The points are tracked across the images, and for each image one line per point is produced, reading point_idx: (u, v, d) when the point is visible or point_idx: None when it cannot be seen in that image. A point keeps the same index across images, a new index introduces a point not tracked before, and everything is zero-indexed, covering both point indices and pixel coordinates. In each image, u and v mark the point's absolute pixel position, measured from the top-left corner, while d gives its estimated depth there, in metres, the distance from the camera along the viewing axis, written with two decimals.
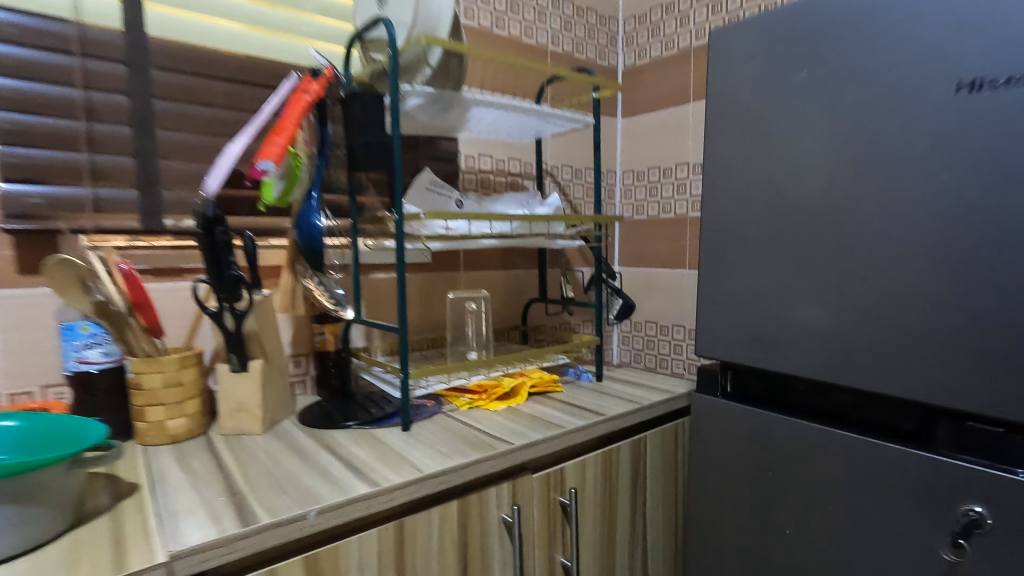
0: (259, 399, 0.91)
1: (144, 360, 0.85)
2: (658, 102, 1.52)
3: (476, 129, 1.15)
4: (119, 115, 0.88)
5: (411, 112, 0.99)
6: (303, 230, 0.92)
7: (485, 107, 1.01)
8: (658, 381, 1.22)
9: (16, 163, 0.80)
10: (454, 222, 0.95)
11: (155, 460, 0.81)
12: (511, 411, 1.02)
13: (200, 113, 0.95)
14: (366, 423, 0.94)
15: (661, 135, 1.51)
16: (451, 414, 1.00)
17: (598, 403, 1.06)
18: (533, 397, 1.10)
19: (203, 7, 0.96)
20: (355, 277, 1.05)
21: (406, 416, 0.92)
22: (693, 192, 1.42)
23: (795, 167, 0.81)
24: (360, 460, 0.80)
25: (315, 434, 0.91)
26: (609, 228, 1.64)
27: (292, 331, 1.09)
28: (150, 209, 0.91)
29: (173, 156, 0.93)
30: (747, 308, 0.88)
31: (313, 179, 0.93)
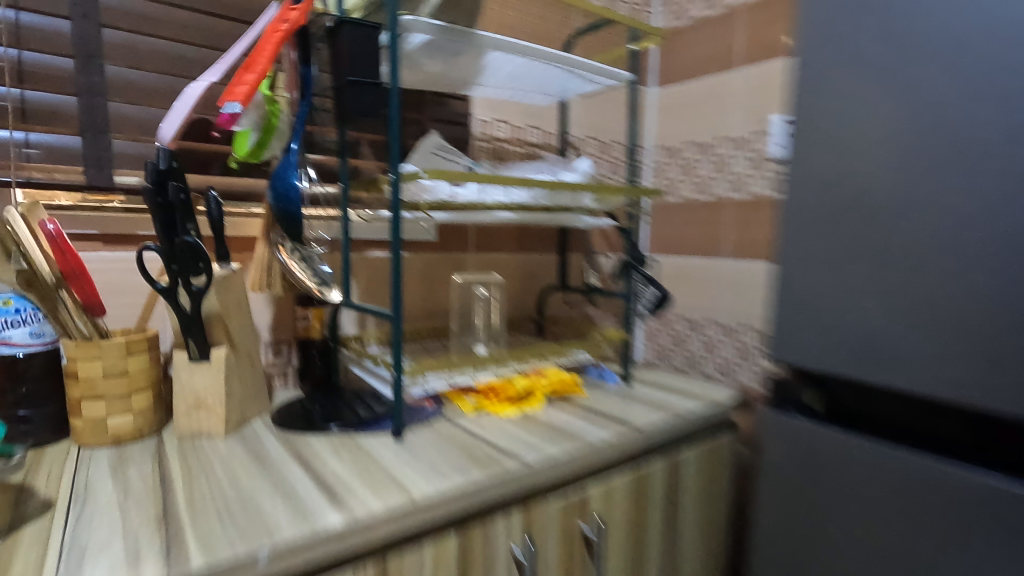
0: (221, 394, 0.75)
1: (79, 344, 0.69)
2: (696, 69, 1.33)
3: (492, 83, 0.98)
4: (57, 44, 0.72)
5: (415, 54, 0.82)
6: (279, 192, 0.76)
7: (504, 52, 0.83)
8: (696, 385, 1.05)
9: None
10: (462, 187, 0.77)
11: (89, 467, 0.66)
12: (524, 417, 0.86)
13: (159, 49, 0.79)
14: (351, 427, 0.78)
15: (699, 106, 1.32)
16: (453, 418, 0.84)
17: (627, 410, 0.90)
18: (550, 400, 0.93)
19: None
20: (344, 252, 0.89)
21: (399, 421, 0.76)
22: (736, 171, 1.24)
23: (844, 140, 0.62)
24: (336, 477, 0.64)
25: (288, 439, 0.76)
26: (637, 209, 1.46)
27: (271, 313, 0.93)
28: (97, 161, 0.75)
29: (126, 99, 0.77)
30: (796, 308, 0.67)
31: (293, 130, 0.76)
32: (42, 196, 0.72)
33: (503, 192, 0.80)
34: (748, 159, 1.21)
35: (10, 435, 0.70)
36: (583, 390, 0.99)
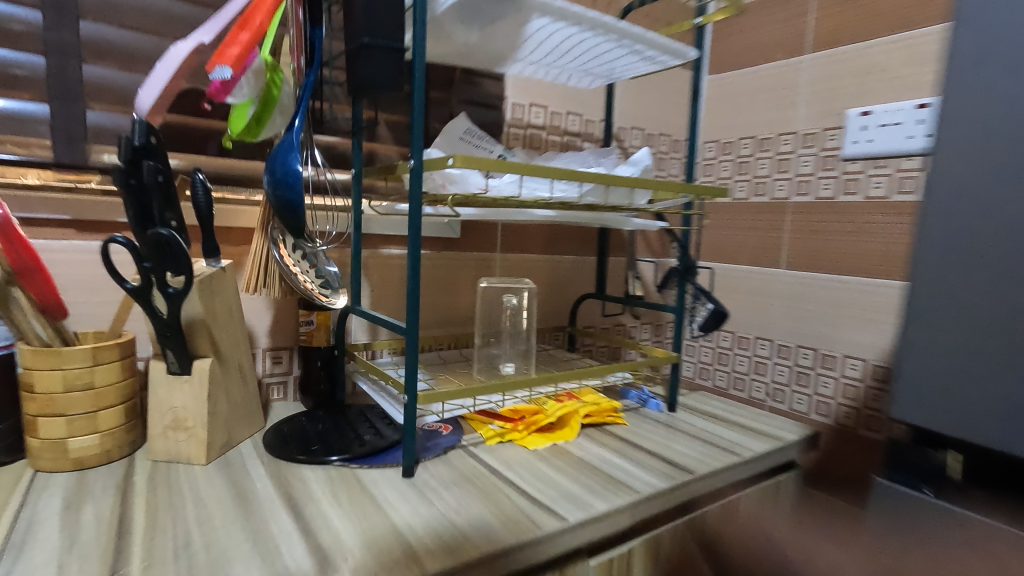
0: (203, 414, 0.64)
1: (35, 352, 0.58)
2: (754, 59, 1.12)
3: (531, 59, 0.85)
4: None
5: (444, 19, 0.69)
6: (277, 178, 0.64)
7: (551, 19, 0.70)
8: (753, 417, 0.91)
9: None
10: (496, 179, 0.64)
11: (38, 502, 0.55)
12: (556, 451, 0.73)
13: (147, 6, 0.68)
14: (353, 459, 0.66)
15: (757, 97, 1.11)
16: (472, 450, 0.71)
17: (677, 447, 0.77)
18: (586, 430, 0.80)
19: None
20: (355, 250, 0.77)
21: (409, 456, 0.64)
22: (802, 171, 1.02)
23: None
24: (331, 531, 0.52)
25: (280, 470, 0.64)
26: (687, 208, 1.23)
27: (271, 316, 0.82)
28: (67, 134, 0.64)
29: (105, 62, 0.66)
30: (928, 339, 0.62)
31: (298, 102, 0.64)
32: (10, 174, 0.62)
33: (544, 186, 0.66)
34: (815, 158, 1.00)
35: None
36: (623, 418, 0.85)
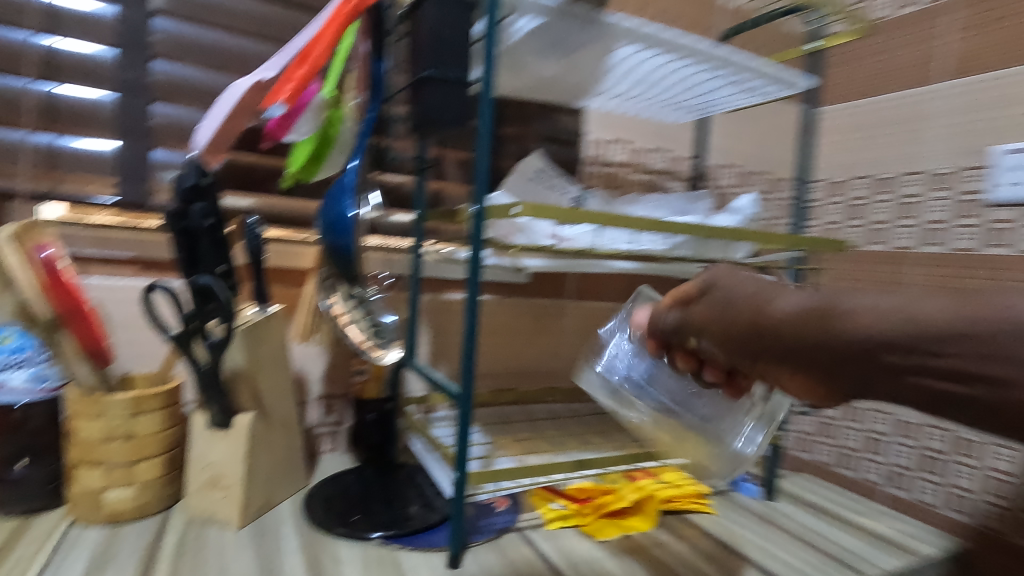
0: (239, 473, 0.59)
1: (80, 398, 0.56)
2: (863, 88, 0.85)
3: (615, 91, 0.76)
4: (99, 32, 0.61)
5: (528, 48, 0.62)
6: (332, 223, 0.60)
7: (642, 44, 0.61)
8: (879, 516, 0.73)
9: None
10: (570, 226, 0.57)
11: (60, 565, 0.50)
12: (629, 545, 0.61)
13: (218, 43, 0.67)
14: (393, 537, 0.58)
15: (876, 132, 0.84)
16: (531, 538, 0.61)
17: (782, 554, 0.62)
18: (666, 519, 0.68)
19: None
20: (413, 298, 0.72)
21: (456, 543, 0.55)
22: (928, 217, 0.77)
23: None
24: None
25: (314, 546, 0.57)
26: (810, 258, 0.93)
27: (325, 362, 0.77)
28: (133, 173, 0.64)
29: (175, 101, 0.65)
30: None
31: (357, 140, 0.60)
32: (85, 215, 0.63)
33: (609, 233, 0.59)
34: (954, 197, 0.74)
35: None
36: (712, 507, 0.72)
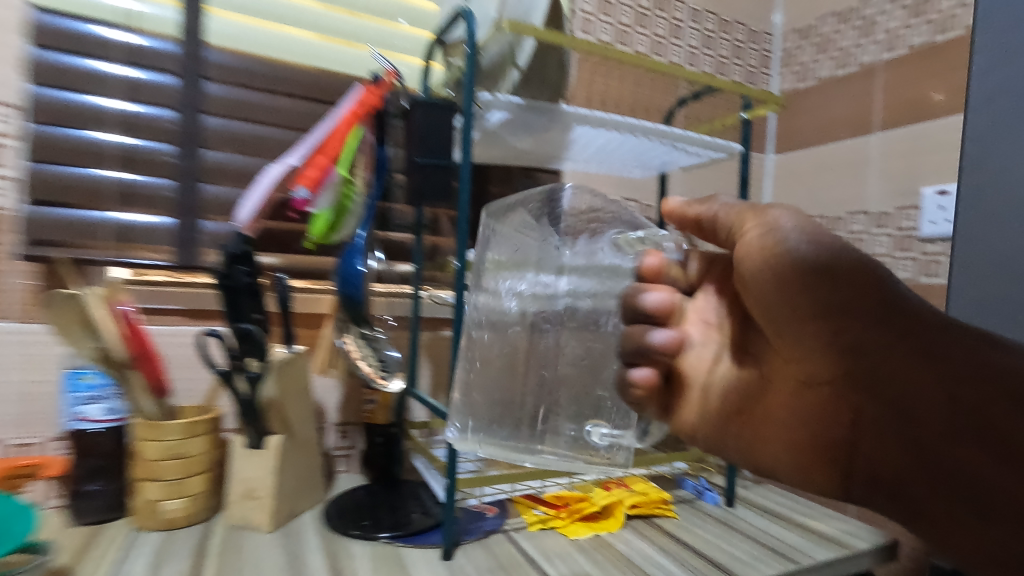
0: (271, 484, 0.71)
1: (144, 424, 0.68)
2: None
3: (580, 157, 0.91)
4: (164, 132, 0.78)
5: (502, 130, 0.76)
6: (344, 278, 0.73)
7: (594, 125, 0.75)
8: (825, 517, 0.84)
9: (42, 179, 0.71)
10: None
11: (131, 560, 0.63)
12: (600, 543, 0.72)
13: (254, 133, 0.83)
14: (398, 536, 0.70)
15: None
16: (515, 537, 0.73)
17: (729, 547, 0.72)
18: (633, 521, 0.79)
19: (277, 14, 0.84)
20: (413, 336, 0.85)
21: (450, 538, 0.67)
22: (871, 251, 1.11)
23: None
24: None
25: (333, 544, 0.69)
26: None
27: (340, 393, 0.89)
28: (187, 241, 0.78)
29: (220, 182, 0.81)
30: None
31: (365, 210, 0.75)
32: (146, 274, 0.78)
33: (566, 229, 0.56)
34: (889, 238, 1.08)
35: (73, 510, 0.70)
36: (674, 511, 0.83)
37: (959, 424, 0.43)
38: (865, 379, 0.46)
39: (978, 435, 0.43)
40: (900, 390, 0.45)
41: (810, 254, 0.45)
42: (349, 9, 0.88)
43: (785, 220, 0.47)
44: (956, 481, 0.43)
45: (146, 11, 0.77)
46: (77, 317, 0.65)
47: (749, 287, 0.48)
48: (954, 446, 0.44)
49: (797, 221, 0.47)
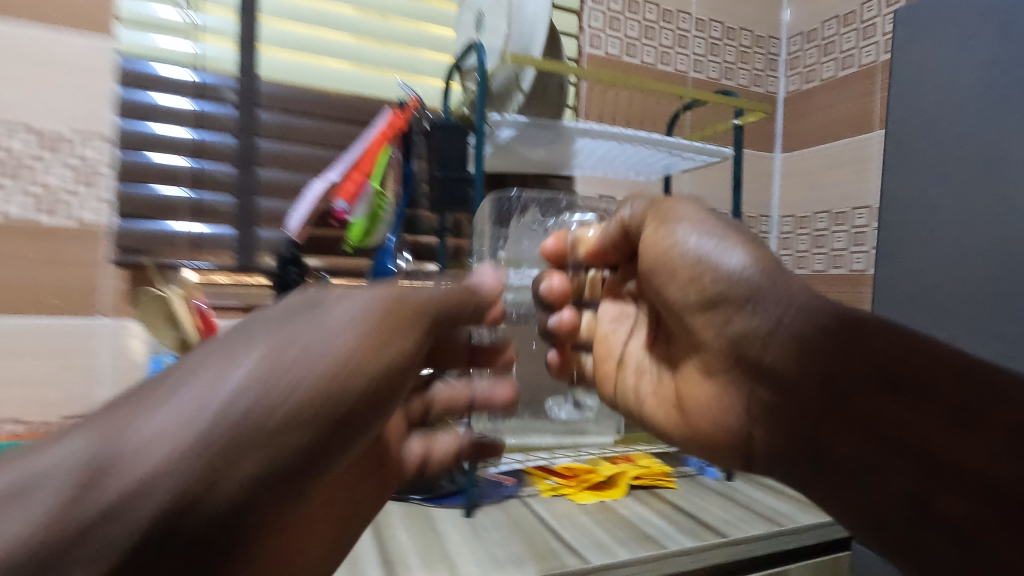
0: None
1: None
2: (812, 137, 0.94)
3: (587, 165, 1.01)
4: (225, 155, 0.91)
5: (513, 144, 0.86)
6: (378, 276, 0.85)
7: (595, 138, 0.84)
8: None
9: (128, 198, 0.85)
10: None
11: None
12: (604, 506, 0.82)
13: (300, 152, 0.95)
14: (427, 498, 0.81)
15: None
16: (529, 501, 0.83)
17: (721, 513, 0.81)
18: (636, 490, 0.88)
19: (318, 49, 0.96)
20: None
21: (471, 499, 0.77)
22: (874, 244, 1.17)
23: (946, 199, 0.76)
24: (401, 550, 0.67)
25: None
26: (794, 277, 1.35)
27: None
28: (245, 246, 0.92)
29: (272, 195, 0.94)
30: None
31: (396, 217, 0.86)
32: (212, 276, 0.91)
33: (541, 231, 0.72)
34: None
35: None
36: (676, 483, 0.91)
37: (841, 401, 0.38)
38: (756, 364, 0.44)
39: (863, 428, 0.37)
40: (803, 384, 0.40)
41: (721, 272, 0.46)
42: (380, 40, 1.00)
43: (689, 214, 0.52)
44: (845, 463, 0.38)
45: (209, 54, 0.91)
46: (162, 312, 0.78)
47: (660, 289, 0.52)
48: (816, 420, 0.39)
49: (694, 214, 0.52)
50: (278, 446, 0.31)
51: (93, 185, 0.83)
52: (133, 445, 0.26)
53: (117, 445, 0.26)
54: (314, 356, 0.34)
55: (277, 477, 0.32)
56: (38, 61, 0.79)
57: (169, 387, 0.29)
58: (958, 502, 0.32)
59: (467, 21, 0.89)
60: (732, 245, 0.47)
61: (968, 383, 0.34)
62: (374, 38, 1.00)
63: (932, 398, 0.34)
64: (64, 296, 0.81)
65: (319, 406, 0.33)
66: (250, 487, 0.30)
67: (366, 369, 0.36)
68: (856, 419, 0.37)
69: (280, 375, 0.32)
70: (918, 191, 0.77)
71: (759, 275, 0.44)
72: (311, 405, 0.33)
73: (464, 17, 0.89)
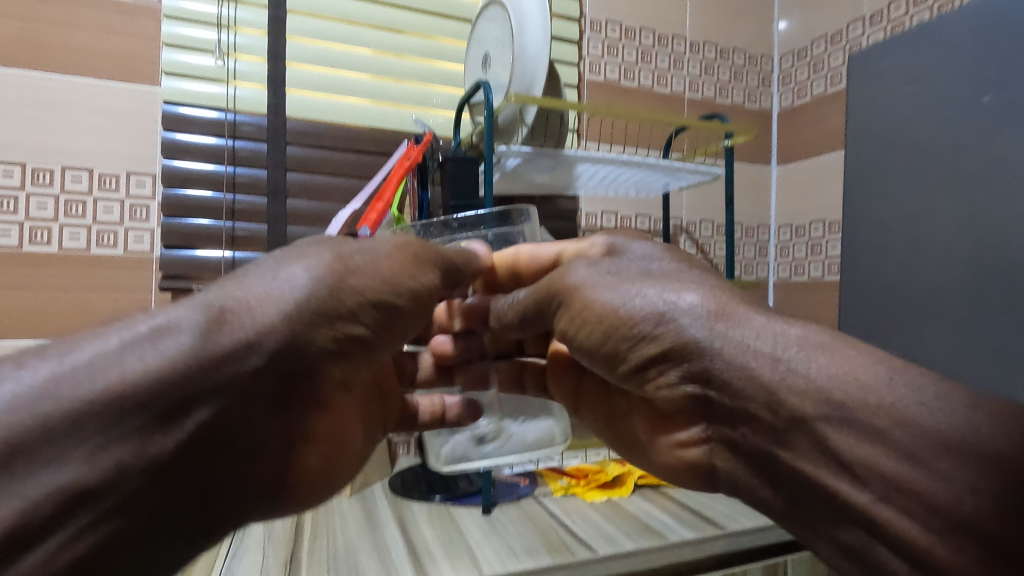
0: None
1: None
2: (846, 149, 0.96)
3: (589, 185, 1.08)
4: (257, 187, 1.00)
5: (520, 170, 0.94)
6: None
7: (595, 163, 0.92)
8: None
9: (172, 230, 0.95)
10: None
11: None
12: (612, 504, 0.88)
13: (324, 182, 1.04)
14: (449, 498, 0.88)
15: None
16: (542, 500, 0.90)
17: (722, 508, 0.87)
18: (642, 489, 0.94)
19: (338, 87, 1.05)
20: None
21: (488, 498, 0.84)
22: None
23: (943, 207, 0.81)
24: (426, 543, 0.74)
25: (397, 504, 0.88)
26: (794, 283, 1.40)
27: None
28: None
29: (299, 223, 1.02)
30: None
31: None
32: None
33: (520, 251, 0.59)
34: None
35: None
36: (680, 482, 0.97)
37: (783, 423, 0.36)
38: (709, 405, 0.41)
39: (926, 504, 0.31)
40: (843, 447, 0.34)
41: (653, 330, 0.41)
42: (395, 76, 1.09)
43: (587, 271, 0.45)
44: (797, 480, 0.37)
45: (241, 94, 1.00)
46: None
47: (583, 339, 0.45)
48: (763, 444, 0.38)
49: (594, 271, 0.45)
50: (344, 327, 0.37)
51: (145, 221, 0.95)
52: (240, 301, 0.33)
53: (228, 294, 0.33)
54: (366, 263, 0.38)
55: (344, 342, 0.37)
56: (90, 109, 0.93)
57: (258, 274, 0.35)
58: (911, 523, 0.32)
59: (474, 59, 0.97)
60: (669, 300, 0.41)
61: (931, 407, 0.32)
62: (390, 75, 1.09)
63: (880, 432, 0.33)
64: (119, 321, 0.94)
65: (368, 300, 0.37)
66: (319, 351, 0.36)
67: (405, 284, 0.39)
68: (805, 447, 0.36)
69: (340, 276, 0.36)
70: (922, 211, 0.84)
71: (699, 339, 0.39)
72: (363, 301, 0.37)
73: (472, 55, 0.98)
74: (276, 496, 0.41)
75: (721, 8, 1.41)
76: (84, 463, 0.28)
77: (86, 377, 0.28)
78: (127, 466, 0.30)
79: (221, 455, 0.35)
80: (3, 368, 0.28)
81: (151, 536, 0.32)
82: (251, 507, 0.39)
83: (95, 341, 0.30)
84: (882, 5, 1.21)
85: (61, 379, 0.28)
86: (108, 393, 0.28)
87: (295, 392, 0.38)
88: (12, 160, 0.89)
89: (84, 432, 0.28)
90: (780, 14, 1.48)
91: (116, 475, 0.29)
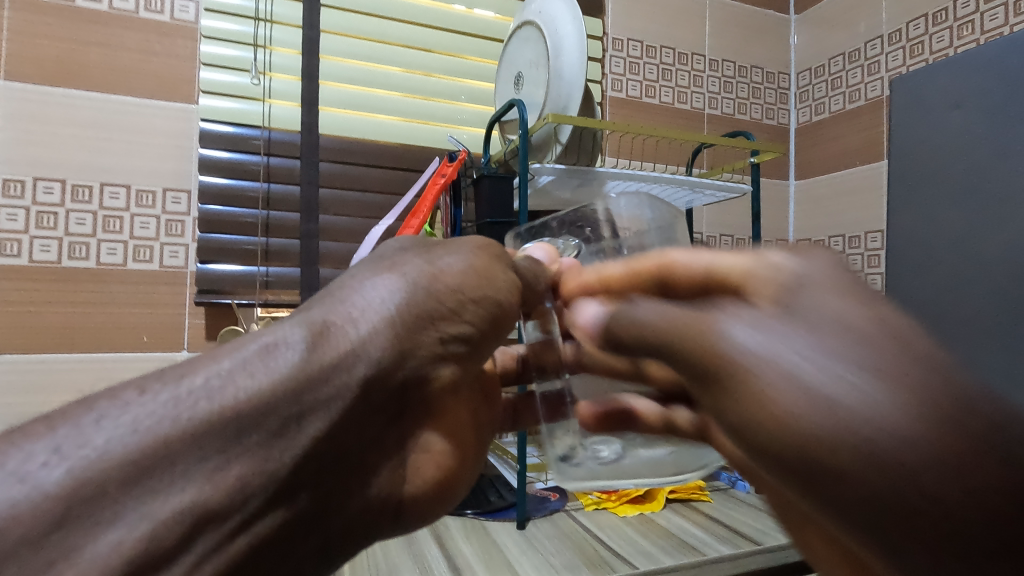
0: None
1: None
2: None
3: None
4: (291, 204, 1.02)
5: (550, 187, 0.96)
6: None
7: (625, 180, 0.94)
8: None
9: (208, 245, 0.96)
10: None
11: None
12: (644, 519, 0.88)
13: (355, 198, 1.05)
14: (482, 513, 0.88)
15: None
16: (576, 515, 0.90)
17: (755, 522, 0.87)
18: (672, 504, 0.94)
19: (369, 105, 1.07)
20: None
21: (523, 513, 0.85)
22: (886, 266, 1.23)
23: None
24: (467, 559, 0.74)
25: None
26: None
27: None
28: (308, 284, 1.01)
29: (331, 238, 1.04)
30: None
31: None
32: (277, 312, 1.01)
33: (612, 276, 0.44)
34: None
35: None
36: (710, 496, 0.97)
37: None
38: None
39: None
40: None
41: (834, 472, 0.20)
42: (424, 94, 1.11)
43: (754, 334, 0.23)
44: None
45: (276, 112, 1.02)
46: None
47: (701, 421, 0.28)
48: None
49: (770, 334, 0.22)
50: (447, 327, 0.34)
51: (181, 236, 0.97)
52: (343, 315, 0.30)
53: (332, 310, 0.30)
54: (452, 265, 0.35)
55: (450, 343, 0.34)
56: (131, 128, 0.95)
57: (352, 287, 0.32)
58: None
59: (507, 79, 0.99)
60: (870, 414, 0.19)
61: None
62: (419, 93, 1.11)
63: None
64: (155, 335, 0.95)
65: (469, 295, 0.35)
66: (426, 355, 0.32)
67: (499, 280, 0.37)
68: None
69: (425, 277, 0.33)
70: None
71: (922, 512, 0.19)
72: (462, 298, 0.34)
73: (504, 75, 1.00)
74: (398, 517, 0.35)
75: (739, 26, 1.43)
76: (206, 484, 0.24)
77: (206, 398, 0.25)
78: (250, 486, 0.25)
79: (340, 468, 0.29)
80: (127, 393, 0.25)
81: (289, 556, 0.28)
82: (375, 531, 0.34)
83: (210, 366, 0.26)
84: (901, 24, 1.23)
85: (181, 403, 0.25)
86: (228, 412, 0.25)
87: (406, 402, 0.33)
88: (54, 176, 0.91)
89: (203, 451, 0.24)
90: (796, 32, 1.50)
91: (239, 494, 0.25)
